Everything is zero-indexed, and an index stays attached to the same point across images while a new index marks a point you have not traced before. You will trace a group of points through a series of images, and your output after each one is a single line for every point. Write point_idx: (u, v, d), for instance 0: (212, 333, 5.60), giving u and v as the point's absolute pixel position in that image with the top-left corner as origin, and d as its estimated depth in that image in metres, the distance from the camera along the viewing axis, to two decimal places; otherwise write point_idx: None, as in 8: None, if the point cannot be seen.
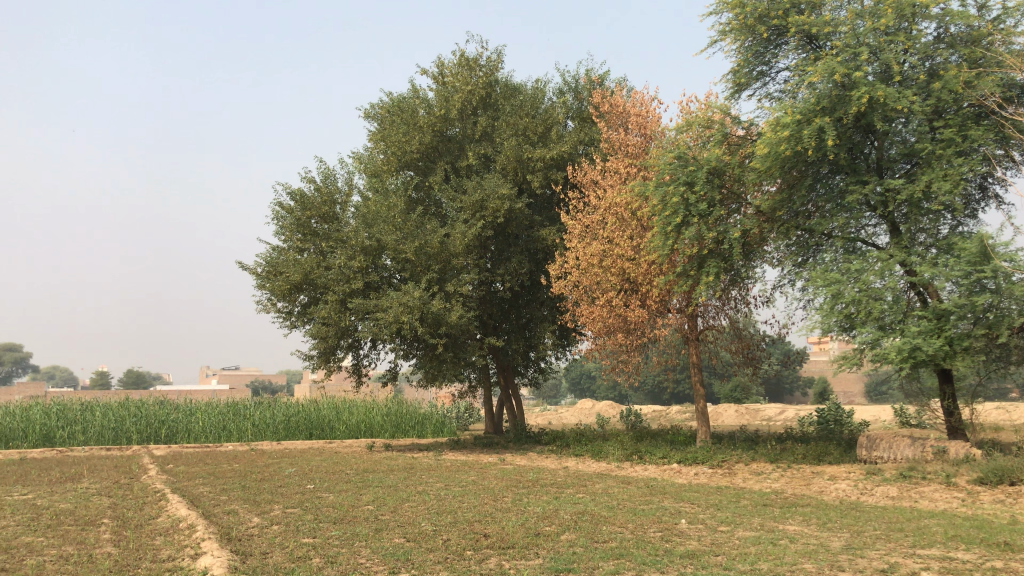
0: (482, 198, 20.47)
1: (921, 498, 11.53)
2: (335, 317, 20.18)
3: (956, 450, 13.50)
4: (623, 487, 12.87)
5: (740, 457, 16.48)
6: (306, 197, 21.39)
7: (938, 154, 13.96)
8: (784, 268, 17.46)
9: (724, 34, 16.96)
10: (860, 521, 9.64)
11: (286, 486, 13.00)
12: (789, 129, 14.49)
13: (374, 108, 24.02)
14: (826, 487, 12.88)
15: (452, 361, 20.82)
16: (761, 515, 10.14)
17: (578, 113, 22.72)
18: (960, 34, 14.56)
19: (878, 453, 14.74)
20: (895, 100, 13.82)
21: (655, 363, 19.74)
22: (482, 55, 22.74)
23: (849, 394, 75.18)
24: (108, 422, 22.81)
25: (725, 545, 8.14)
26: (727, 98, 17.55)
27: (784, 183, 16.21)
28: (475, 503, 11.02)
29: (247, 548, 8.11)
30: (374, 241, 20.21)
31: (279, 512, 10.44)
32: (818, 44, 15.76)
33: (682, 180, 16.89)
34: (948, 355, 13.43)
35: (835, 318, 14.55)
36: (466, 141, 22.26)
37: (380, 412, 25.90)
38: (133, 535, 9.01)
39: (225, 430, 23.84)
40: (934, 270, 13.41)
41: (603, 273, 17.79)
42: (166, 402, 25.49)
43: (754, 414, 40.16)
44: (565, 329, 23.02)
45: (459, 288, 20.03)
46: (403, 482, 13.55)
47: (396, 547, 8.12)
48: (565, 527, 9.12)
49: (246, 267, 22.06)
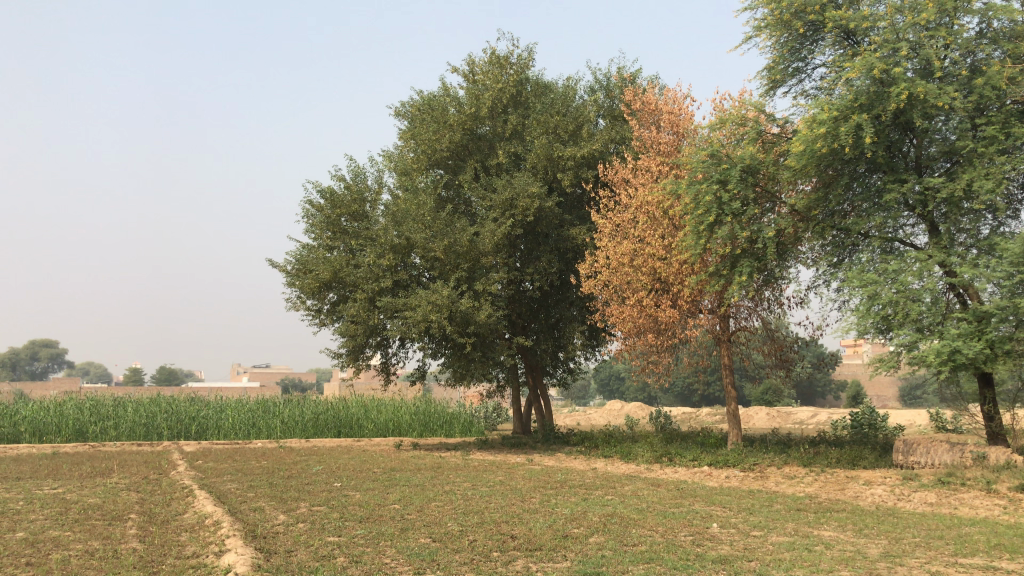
0: (512, 197, 20.32)
1: (961, 505, 11.20)
2: (364, 315, 20.22)
3: (997, 457, 13.14)
4: (653, 490, 12.68)
5: (772, 460, 16.19)
6: (336, 195, 21.39)
7: (981, 152, 13.60)
8: (819, 269, 17.18)
9: (759, 31, 16.65)
10: (899, 528, 9.37)
11: (314, 484, 12.94)
12: (826, 126, 14.17)
13: (405, 106, 23.91)
14: (861, 492, 12.59)
15: (481, 360, 20.67)
16: (794, 519, 9.90)
17: (609, 111, 22.53)
18: (1003, 28, 14.19)
19: (914, 458, 14.40)
20: (936, 96, 13.49)
21: (686, 364, 19.49)
22: (513, 53, 22.55)
23: (883, 399, 73.93)
24: (139, 418, 23.06)
25: (759, 550, 7.94)
26: (762, 96, 17.28)
27: (820, 182, 15.98)
28: (502, 503, 10.89)
29: (271, 546, 8.03)
30: (403, 239, 20.10)
31: (305, 510, 10.39)
32: (856, 40, 15.40)
33: (716, 178, 16.56)
34: (989, 359, 13.06)
35: (871, 320, 14.22)
36: (497, 139, 22.11)
37: (408, 411, 25.88)
38: (159, 531, 8.99)
39: (255, 427, 23.92)
40: (975, 271, 13.08)
41: (634, 273, 17.53)
42: (196, 399, 25.64)
43: (785, 417, 39.66)
44: (595, 328, 22.85)
45: (488, 287, 19.85)
46: (429, 481, 13.44)
47: (422, 548, 7.99)
48: (594, 530, 8.95)
49: (276, 264, 22.14)
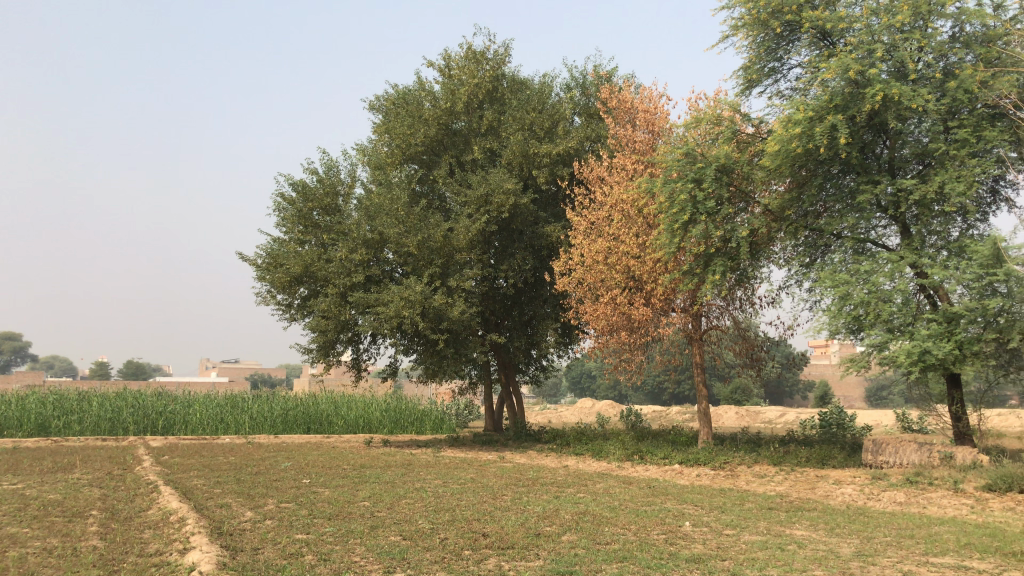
0: (487, 193, 20.20)
1: (930, 504, 11.26)
2: (335, 310, 19.97)
3: (963, 457, 13.29)
4: (625, 488, 12.65)
5: (742, 459, 16.24)
6: (308, 188, 21.15)
7: (953, 154, 13.68)
8: (791, 269, 17.35)
9: (736, 30, 16.66)
10: (870, 527, 9.39)
11: (282, 481, 12.75)
12: (801, 127, 14.20)
13: (379, 100, 23.70)
14: (831, 491, 12.64)
15: (453, 357, 20.51)
16: (766, 518, 9.89)
17: (585, 109, 22.52)
18: (976, 32, 14.30)
19: (883, 458, 14.47)
20: (910, 98, 13.53)
21: (659, 362, 19.49)
22: (489, 49, 22.43)
23: (849, 399, 74.79)
24: (105, 412, 22.67)
25: (731, 550, 7.89)
26: (737, 95, 17.32)
27: (794, 183, 16.08)
28: (473, 501, 10.78)
29: (238, 543, 7.85)
30: (376, 234, 19.91)
31: (273, 507, 10.21)
32: (831, 41, 15.46)
33: (691, 177, 16.55)
34: (958, 360, 13.15)
35: (843, 320, 14.30)
36: (472, 135, 21.95)
37: (379, 408, 25.70)
38: (121, 528, 8.76)
39: (223, 423, 23.59)
40: (945, 272, 13.16)
41: (608, 271, 17.48)
42: (163, 393, 25.23)
43: (754, 416, 39.93)
44: (568, 326, 22.82)
45: (462, 283, 19.70)
46: (400, 478, 13.30)
47: (392, 546, 7.85)
48: (566, 528, 8.87)
49: (246, 258, 21.85)
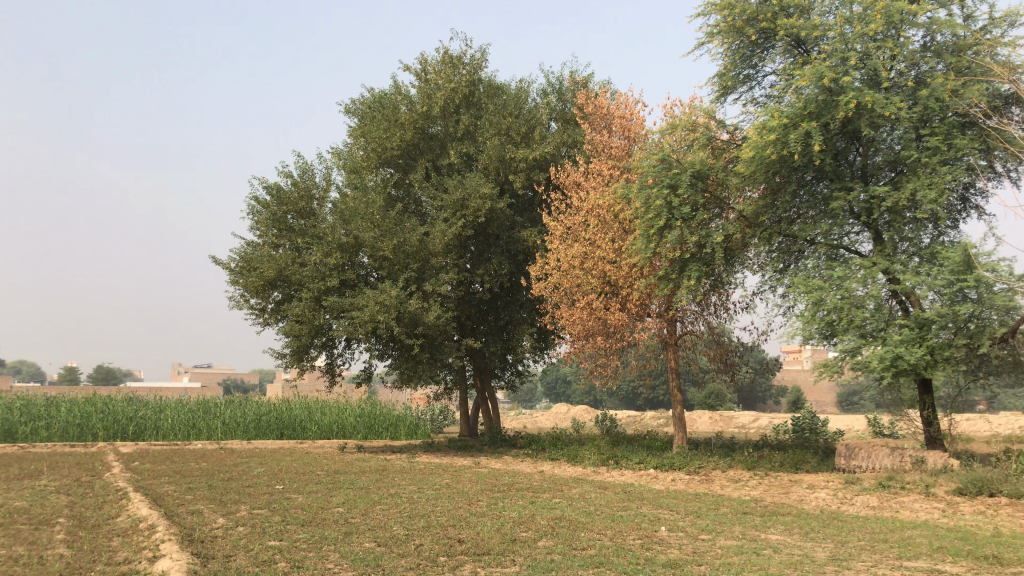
0: (463, 197, 20.15)
1: (902, 508, 11.36)
2: (309, 315, 19.81)
3: (934, 461, 13.44)
4: (601, 493, 12.64)
5: (716, 464, 16.30)
6: (282, 191, 20.97)
7: (924, 162, 13.82)
8: (765, 275, 17.48)
9: (712, 37, 16.76)
10: (844, 531, 9.43)
11: (255, 487, 12.60)
12: (776, 134, 14.31)
13: (355, 103, 23.59)
14: (805, 496, 12.71)
15: (428, 362, 20.41)
16: (741, 523, 9.92)
17: (561, 114, 22.57)
18: (947, 42, 14.49)
19: (856, 463, 14.57)
20: (883, 106, 13.65)
21: (634, 367, 19.51)
22: (465, 53, 22.41)
23: (821, 404, 75.51)
24: (73, 418, 22.34)
25: (707, 554, 7.90)
26: (712, 102, 17.43)
27: (768, 189, 16.22)
28: (448, 507, 10.72)
29: (209, 551, 7.74)
30: (351, 238, 19.78)
31: (246, 513, 10.09)
32: (805, 48, 15.59)
33: (666, 183, 16.57)
34: (929, 365, 13.23)
35: (816, 326, 14.41)
36: (448, 139, 21.91)
37: (353, 413, 25.54)
38: (88, 535, 8.60)
39: (195, 428, 23.31)
40: (917, 278, 13.28)
41: (584, 276, 17.47)
42: (134, 398, 24.90)
43: (728, 421, 40.16)
44: (543, 331, 22.81)
45: (437, 288, 19.62)
46: (374, 484, 13.19)
47: (366, 552, 7.78)
48: (542, 533, 8.83)
49: (220, 261, 21.64)
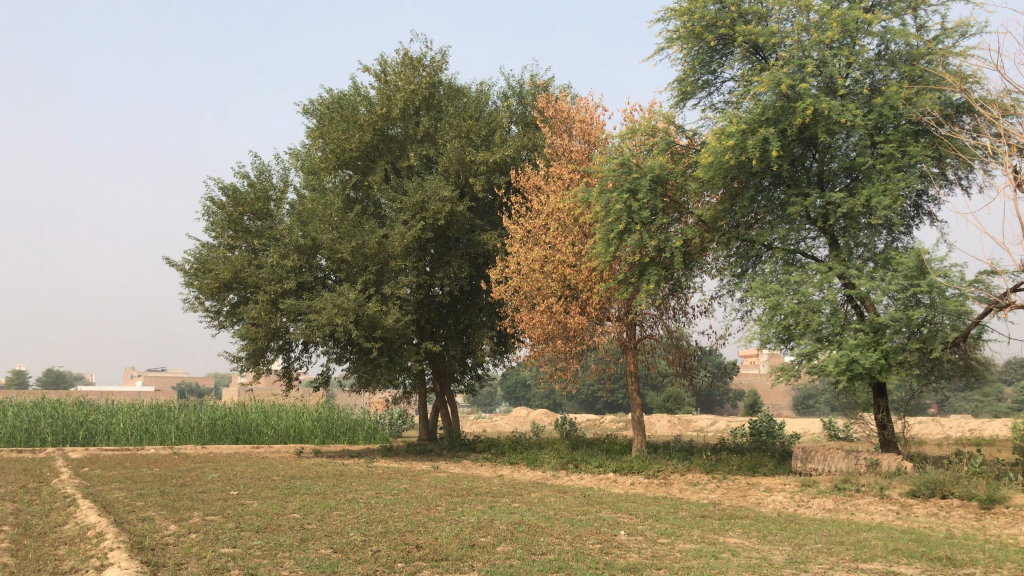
0: (423, 200, 20.00)
1: (857, 511, 11.50)
2: (265, 317, 19.50)
3: (888, 463, 13.64)
4: (560, 497, 12.60)
5: (676, 467, 16.36)
6: (238, 192, 20.65)
7: (879, 168, 14.05)
8: (723, 279, 17.62)
9: (671, 42, 16.86)
10: (800, 533, 9.51)
11: (209, 492, 12.35)
12: (734, 139, 14.45)
13: (314, 104, 23.32)
14: (763, 499, 12.79)
15: (387, 366, 20.17)
16: (700, 526, 9.94)
17: (522, 118, 22.56)
18: (900, 51, 14.78)
19: (812, 465, 14.71)
20: (839, 113, 13.81)
21: (593, 371, 19.50)
22: (425, 55, 22.28)
23: (778, 408, 76.48)
24: (22, 422, 21.80)
25: (666, 559, 7.87)
26: (671, 107, 17.55)
27: (726, 194, 16.38)
28: (407, 512, 10.59)
29: (160, 559, 7.53)
30: (308, 240, 19.53)
31: (198, 519, 9.87)
32: (763, 55, 15.75)
33: (626, 187, 16.57)
34: (884, 369, 13.39)
35: (774, 330, 14.54)
36: (408, 141, 21.74)
37: (310, 418, 25.21)
38: (33, 544, 8.34)
39: (147, 433, 22.80)
40: (872, 284, 13.48)
41: (544, 279, 17.41)
42: (84, 402, 24.32)
43: (686, 424, 40.45)
44: (503, 335, 22.74)
45: (396, 291, 19.42)
46: (332, 489, 12.96)
47: (322, 559, 7.63)
48: (501, 538, 8.76)
49: (174, 263, 21.25)
